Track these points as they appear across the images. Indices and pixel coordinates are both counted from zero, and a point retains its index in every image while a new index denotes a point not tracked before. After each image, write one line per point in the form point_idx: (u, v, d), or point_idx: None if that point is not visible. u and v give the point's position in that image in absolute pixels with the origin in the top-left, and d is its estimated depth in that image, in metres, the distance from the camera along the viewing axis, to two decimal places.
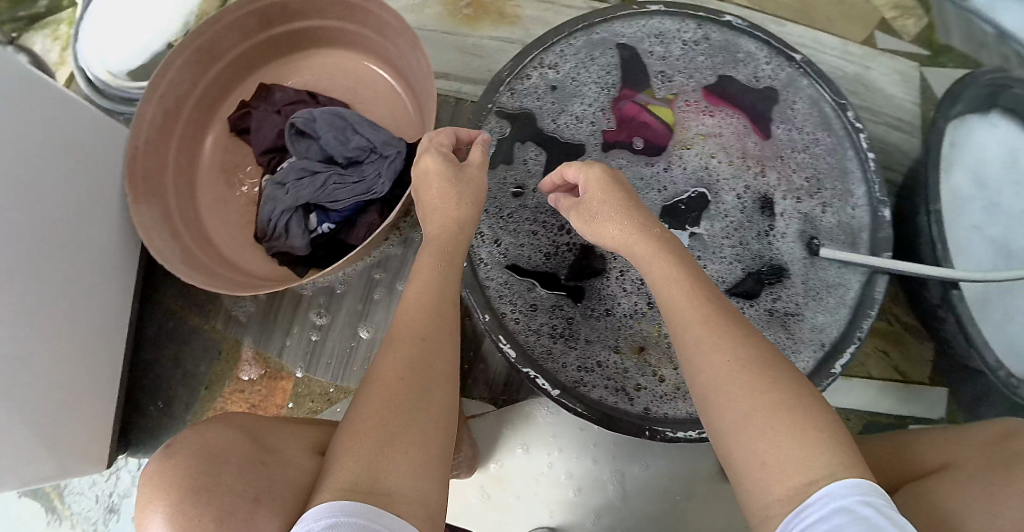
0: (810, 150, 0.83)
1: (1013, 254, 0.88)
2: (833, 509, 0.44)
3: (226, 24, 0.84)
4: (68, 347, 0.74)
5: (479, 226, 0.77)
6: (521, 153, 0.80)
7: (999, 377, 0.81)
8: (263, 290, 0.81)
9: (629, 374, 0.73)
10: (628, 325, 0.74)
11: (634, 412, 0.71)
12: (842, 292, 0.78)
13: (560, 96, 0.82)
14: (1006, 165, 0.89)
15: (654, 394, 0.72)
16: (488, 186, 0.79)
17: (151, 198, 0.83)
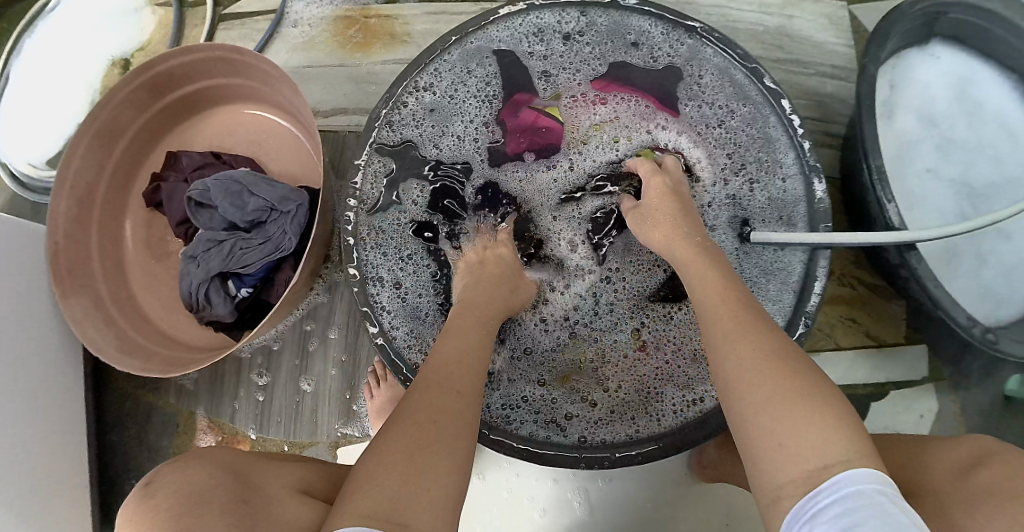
0: (727, 124, 0.79)
1: (977, 193, 0.80)
2: (846, 495, 0.44)
3: (118, 103, 0.84)
4: (26, 447, 0.77)
5: (376, 271, 0.77)
6: (406, 192, 0.80)
7: (973, 336, 0.72)
8: (195, 364, 0.81)
9: (557, 404, 0.73)
10: (551, 357, 0.76)
11: (565, 442, 0.70)
12: (785, 276, 0.74)
13: (439, 119, 0.81)
14: (953, 98, 0.83)
15: (589, 421, 0.72)
16: (384, 228, 0.78)
17: (80, 288, 0.83)
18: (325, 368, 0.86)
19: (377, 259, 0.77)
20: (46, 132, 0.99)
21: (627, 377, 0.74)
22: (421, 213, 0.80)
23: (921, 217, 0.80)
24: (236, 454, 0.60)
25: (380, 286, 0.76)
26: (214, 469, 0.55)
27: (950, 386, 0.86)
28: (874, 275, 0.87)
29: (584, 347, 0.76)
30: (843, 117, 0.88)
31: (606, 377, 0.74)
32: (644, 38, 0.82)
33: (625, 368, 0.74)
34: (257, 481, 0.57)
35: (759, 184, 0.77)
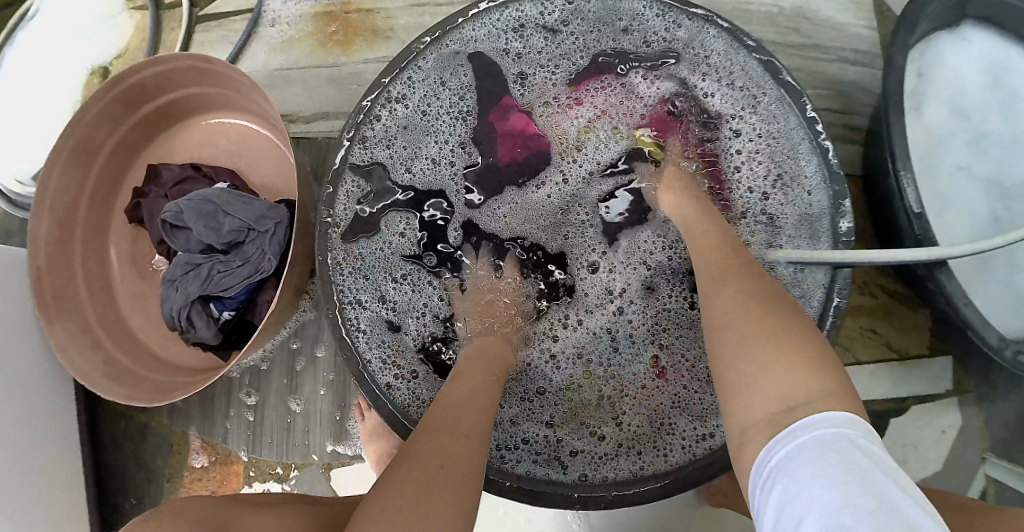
0: (755, 116, 0.73)
1: (1011, 193, 0.73)
2: (805, 439, 0.42)
3: (92, 119, 0.81)
4: (20, 480, 0.75)
5: (359, 293, 0.73)
6: (389, 223, 0.76)
7: (1005, 359, 0.66)
8: (181, 392, 0.78)
9: (560, 443, 0.69)
10: (563, 398, 0.72)
11: (567, 481, 0.66)
12: (807, 300, 0.68)
13: (411, 140, 0.76)
14: (989, 86, 0.75)
15: (593, 458, 0.68)
16: (371, 256, 0.74)
17: (66, 313, 0.81)
18: (315, 388, 0.83)
19: (353, 284, 0.72)
20: (32, 147, 0.96)
21: (639, 409, 0.70)
22: (403, 243, 0.76)
23: (950, 222, 0.73)
24: (213, 506, 0.57)
25: (351, 309, 0.72)
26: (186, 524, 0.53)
27: (975, 399, 0.80)
28: (898, 283, 0.80)
29: (591, 380, 0.72)
30: (865, 108, 0.80)
31: (619, 413, 0.71)
32: (636, 23, 0.76)
33: (637, 400, 0.71)
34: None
35: (775, 195, 0.73)
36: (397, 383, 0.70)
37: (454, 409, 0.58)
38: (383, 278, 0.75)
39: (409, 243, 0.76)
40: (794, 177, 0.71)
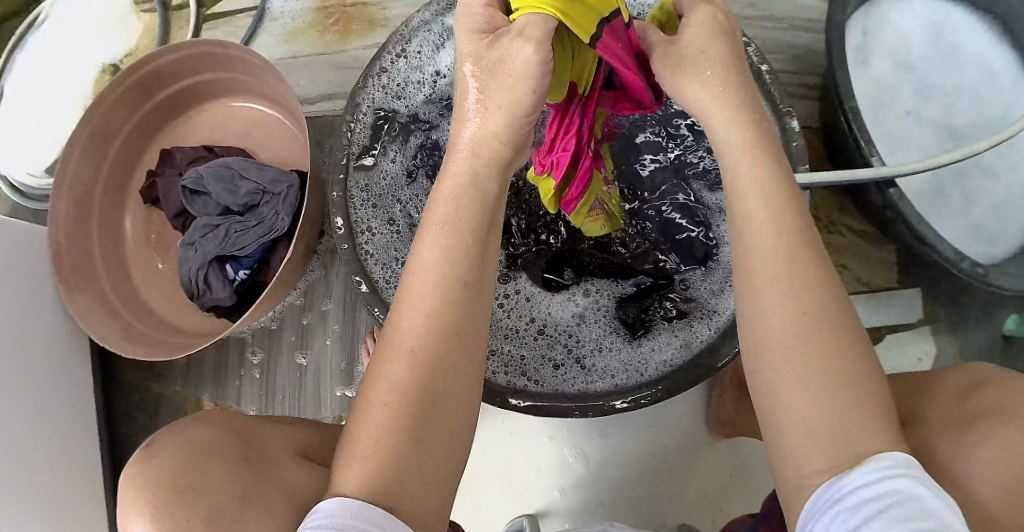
0: None
1: (959, 134, 0.81)
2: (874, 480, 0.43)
3: (110, 104, 0.86)
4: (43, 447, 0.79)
5: (369, 221, 0.79)
6: (384, 161, 0.82)
7: (963, 269, 0.72)
8: (196, 347, 0.83)
9: (538, 356, 0.73)
10: (535, 314, 0.75)
11: (532, 391, 0.70)
12: None
13: (410, 88, 0.84)
14: (928, 44, 0.85)
15: (563, 374, 0.72)
16: (381, 190, 0.81)
17: (83, 287, 0.84)
18: (323, 342, 0.88)
19: (365, 217, 0.79)
20: (42, 145, 0.99)
21: (613, 339, 0.73)
22: (400, 179, 0.82)
23: (903, 157, 0.81)
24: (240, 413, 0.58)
25: (365, 238, 0.78)
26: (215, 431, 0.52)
27: (947, 328, 0.86)
28: (864, 223, 0.88)
29: (575, 311, 0.75)
30: (818, 69, 0.89)
31: (593, 329, 0.74)
32: None
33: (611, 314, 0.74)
34: (259, 441, 0.54)
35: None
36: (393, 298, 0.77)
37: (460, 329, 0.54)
38: (391, 204, 0.81)
39: (403, 195, 0.82)
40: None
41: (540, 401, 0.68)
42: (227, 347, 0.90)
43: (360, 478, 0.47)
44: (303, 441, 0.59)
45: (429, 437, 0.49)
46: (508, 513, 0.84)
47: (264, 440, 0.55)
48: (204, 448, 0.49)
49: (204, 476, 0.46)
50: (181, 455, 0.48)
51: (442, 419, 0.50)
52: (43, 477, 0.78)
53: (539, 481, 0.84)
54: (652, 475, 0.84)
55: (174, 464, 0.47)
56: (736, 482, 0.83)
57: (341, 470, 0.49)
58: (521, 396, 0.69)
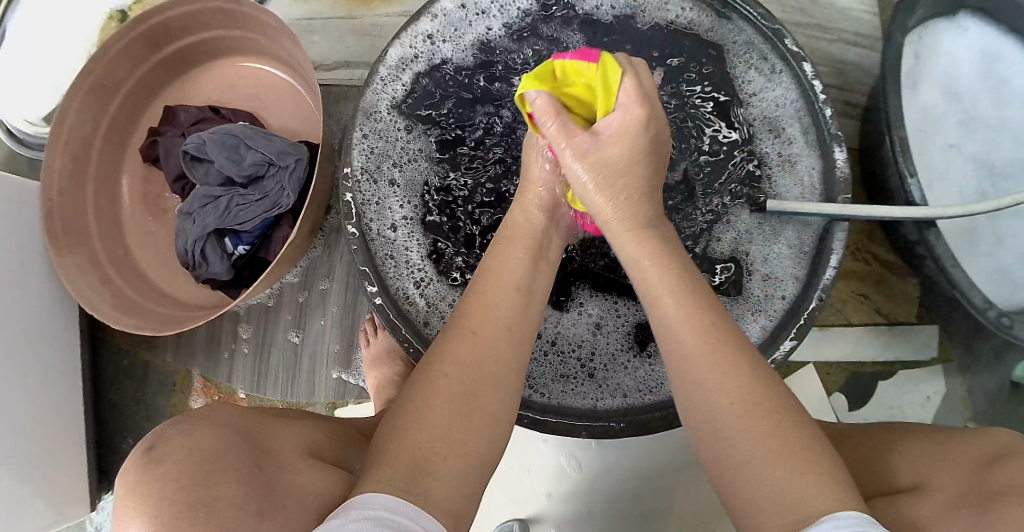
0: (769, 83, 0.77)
1: (998, 173, 0.78)
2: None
3: (114, 55, 0.81)
4: (22, 414, 0.76)
5: (383, 205, 0.76)
6: (410, 145, 0.78)
7: (988, 319, 0.72)
8: (189, 321, 0.79)
9: (545, 368, 0.71)
10: (542, 325, 0.73)
11: (534, 403, 0.68)
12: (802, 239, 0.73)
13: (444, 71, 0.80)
14: (979, 74, 0.80)
15: (568, 388, 0.70)
16: (402, 176, 0.78)
17: (74, 248, 0.80)
18: (320, 323, 0.85)
19: (377, 200, 0.76)
20: (40, 92, 0.94)
21: (619, 360, 0.71)
22: (418, 165, 0.78)
23: (943, 195, 0.78)
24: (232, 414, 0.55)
25: (374, 230, 0.74)
26: (224, 428, 0.46)
27: (958, 370, 0.84)
28: (889, 252, 0.85)
29: (580, 328, 0.73)
30: (863, 86, 0.85)
31: (602, 344, 0.72)
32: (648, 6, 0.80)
33: (622, 330, 0.73)
34: (269, 441, 0.49)
35: (769, 165, 0.77)
36: (399, 286, 0.73)
37: (476, 349, 0.52)
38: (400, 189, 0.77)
39: (406, 181, 0.77)
40: (800, 144, 0.75)
41: (544, 415, 0.66)
42: (220, 321, 0.87)
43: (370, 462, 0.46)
44: (315, 440, 0.54)
45: (439, 416, 0.48)
46: (496, 516, 0.82)
47: (274, 441, 0.49)
48: (217, 451, 0.43)
49: (217, 491, 0.41)
50: (189, 460, 0.42)
51: (451, 409, 0.49)
52: (24, 443, 0.76)
53: (533, 488, 0.82)
54: (646, 492, 0.82)
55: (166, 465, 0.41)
56: (728, 506, 0.82)
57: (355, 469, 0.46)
58: (524, 409, 0.66)
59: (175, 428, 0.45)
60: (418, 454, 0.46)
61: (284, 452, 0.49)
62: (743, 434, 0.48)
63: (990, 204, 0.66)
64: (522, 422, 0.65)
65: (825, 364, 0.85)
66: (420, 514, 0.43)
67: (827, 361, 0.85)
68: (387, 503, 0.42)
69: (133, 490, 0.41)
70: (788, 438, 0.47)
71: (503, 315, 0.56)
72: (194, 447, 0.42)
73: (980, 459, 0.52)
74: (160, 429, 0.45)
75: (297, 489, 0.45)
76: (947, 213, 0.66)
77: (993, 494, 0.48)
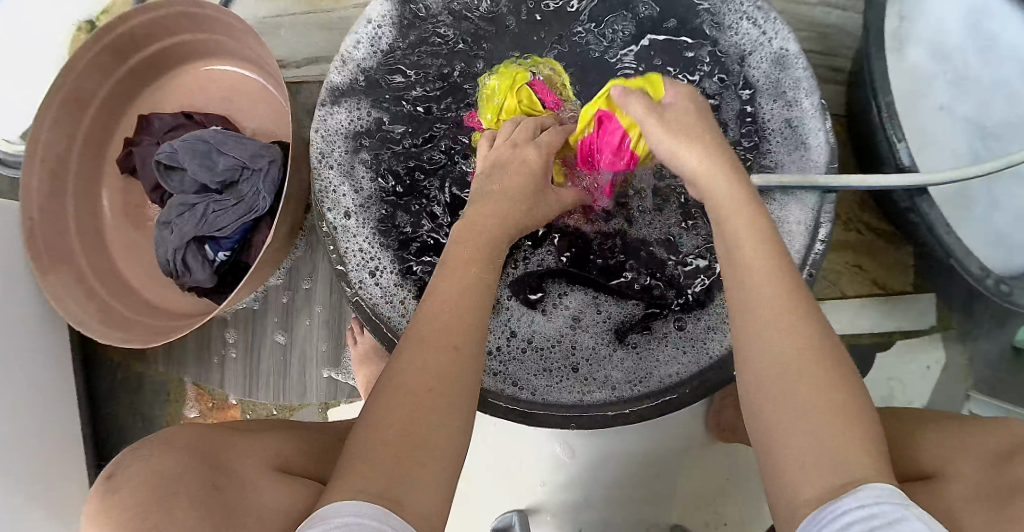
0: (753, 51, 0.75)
1: (990, 134, 0.76)
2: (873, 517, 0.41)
3: (82, 68, 0.80)
4: (21, 434, 0.76)
5: (357, 204, 0.75)
6: (386, 135, 0.78)
7: (987, 287, 0.70)
8: (175, 331, 0.79)
9: (530, 362, 0.70)
10: (525, 318, 0.72)
11: (522, 399, 0.67)
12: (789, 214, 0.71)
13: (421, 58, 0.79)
14: (968, 31, 0.77)
15: (553, 381, 0.69)
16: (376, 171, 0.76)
17: (59, 265, 0.80)
18: (307, 323, 0.85)
19: (343, 186, 0.75)
20: (15, 109, 0.93)
21: (602, 355, 0.70)
22: (393, 158, 0.77)
23: (933, 159, 0.76)
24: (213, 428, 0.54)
25: (342, 219, 0.74)
26: (183, 454, 0.48)
27: (959, 337, 0.82)
28: (881, 220, 0.83)
29: (561, 326, 0.71)
30: (848, 51, 0.83)
31: (588, 333, 0.71)
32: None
33: (607, 319, 0.71)
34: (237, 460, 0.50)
35: (770, 134, 0.74)
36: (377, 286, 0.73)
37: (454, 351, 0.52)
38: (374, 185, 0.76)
39: (376, 169, 0.77)
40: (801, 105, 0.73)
41: (532, 408, 0.67)
42: (209, 329, 0.86)
43: (351, 473, 0.45)
44: (282, 455, 0.55)
45: (413, 419, 0.48)
46: (494, 508, 0.82)
47: (238, 461, 0.50)
48: (172, 478, 0.45)
49: (173, 516, 0.42)
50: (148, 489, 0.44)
51: (424, 412, 0.49)
52: (25, 462, 0.77)
53: (529, 478, 0.82)
54: (644, 477, 0.81)
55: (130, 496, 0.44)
56: (728, 486, 0.82)
57: (336, 480, 0.45)
58: (511, 403, 0.67)
59: (140, 455, 0.47)
60: (397, 462, 0.46)
61: (245, 470, 0.50)
62: (810, 388, 0.47)
63: (985, 167, 0.64)
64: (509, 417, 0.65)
65: None
66: (393, 517, 0.43)
67: None
68: (356, 508, 0.42)
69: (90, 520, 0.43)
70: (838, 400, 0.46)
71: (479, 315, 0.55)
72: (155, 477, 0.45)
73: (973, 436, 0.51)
74: (121, 456, 0.48)
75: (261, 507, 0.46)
76: (938, 179, 0.64)
77: None
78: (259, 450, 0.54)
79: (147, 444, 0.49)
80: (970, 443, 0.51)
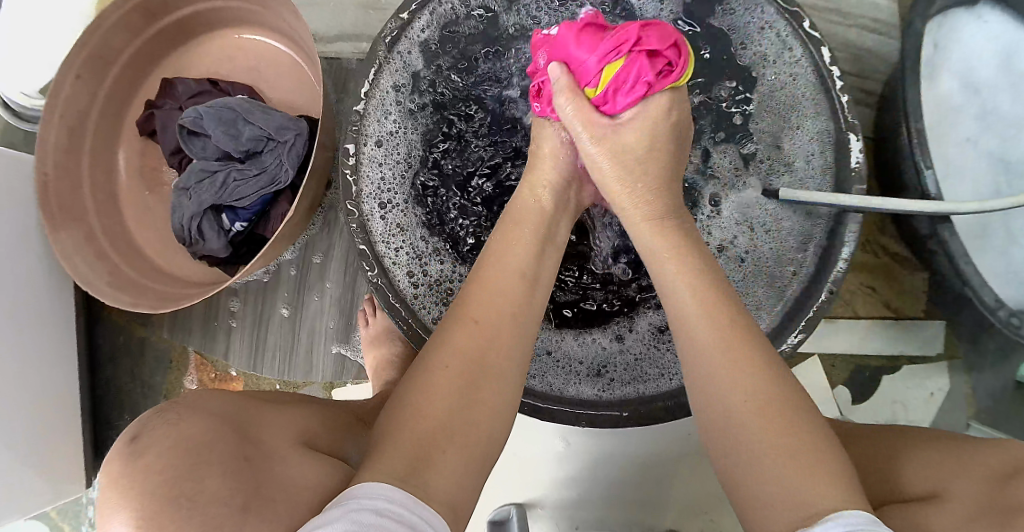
0: (781, 69, 0.75)
1: (1014, 169, 0.76)
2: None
3: (111, 26, 0.79)
4: (20, 390, 0.75)
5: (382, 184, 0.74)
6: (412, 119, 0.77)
7: (999, 319, 0.71)
8: (186, 298, 0.78)
9: (548, 351, 0.71)
10: (548, 310, 0.73)
11: (537, 391, 0.68)
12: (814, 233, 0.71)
13: (450, 44, 0.78)
14: (1001, 65, 0.78)
15: (569, 376, 0.70)
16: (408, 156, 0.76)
17: (71, 223, 0.79)
18: (318, 302, 0.84)
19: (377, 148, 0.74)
20: (35, 60, 0.91)
21: (631, 363, 0.71)
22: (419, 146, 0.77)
23: (954, 189, 0.77)
24: (237, 394, 0.54)
25: (369, 166, 0.73)
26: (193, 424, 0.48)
27: (964, 367, 0.83)
28: (899, 244, 0.84)
29: (589, 342, 0.72)
30: (880, 74, 0.83)
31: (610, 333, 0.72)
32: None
33: (628, 321, 0.72)
34: (260, 429, 0.49)
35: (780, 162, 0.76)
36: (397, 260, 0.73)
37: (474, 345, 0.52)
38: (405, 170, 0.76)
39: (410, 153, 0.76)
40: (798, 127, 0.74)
41: (547, 403, 0.66)
42: (216, 299, 0.86)
43: (369, 457, 0.45)
44: (306, 429, 0.54)
45: (433, 409, 0.48)
46: (492, 500, 0.82)
47: (265, 432, 0.49)
48: (204, 440, 0.43)
49: (202, 486, 0.40)
50: (173, 449, 0.43)
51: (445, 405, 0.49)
52: (22, 419, 0.75)
53: (532, 473, 0.82)
54: (644, 480, 0.81)
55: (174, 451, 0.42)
56: (726, 497, 0.82)
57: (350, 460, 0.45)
58: (527, 396, 0.66)
59: (161, 419, 0.45)
60: (415, 446, 0.46)
61: (273, 443, 0.49)
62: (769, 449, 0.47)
63: (1001, 202, 0.65)
64: (526, 409, 0.66)
65: (829, 357, 0.84)
66: (420, 505, 0.42)
67: (831, 354, 0.84)
68: (387, 493, 0.41)
69: (114, 477, 0.42)
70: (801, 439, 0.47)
71: (504, 314, 0.55)
72: (183, 437, 0.43)
73: (988, 464, 0.52)
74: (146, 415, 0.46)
75: (287, 483, 0.45)
76: (958, 209, 0.65)
77: (1013, 507, 0.47)
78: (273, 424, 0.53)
79: (174, 400, 0.48)
80: (981, 471, 0.52)
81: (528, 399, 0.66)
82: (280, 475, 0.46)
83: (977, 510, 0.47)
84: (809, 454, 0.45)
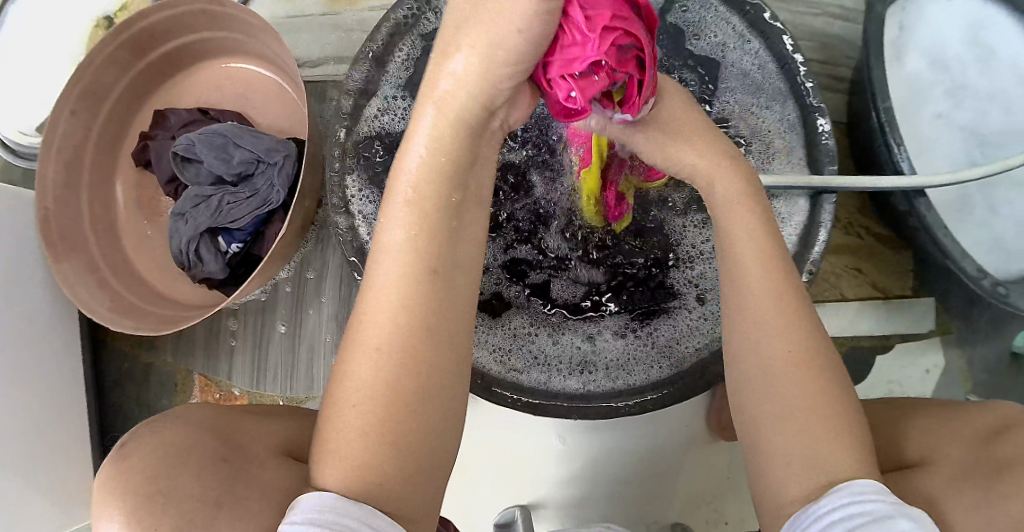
0: (739, 53, 0.76)
1: (987, 143, 0.78)
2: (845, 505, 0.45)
3: (102, 62, 0.82)
4: (27, 421, 0.77)
5: (368, 194, 0.75)
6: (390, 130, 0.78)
7: (983, 288, 0.72)
8: (185, 320, 0.80)
9: (534, 342, 0.72)
10: (533, 303, 0.74)
11: (526, 386, 0.69)
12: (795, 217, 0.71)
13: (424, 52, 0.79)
14: (966, 43, 0.79)
15: (558, 368, 0.71)
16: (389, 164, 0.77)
17: (72, 254, 0.81)
18: (316, 317, 0.86)
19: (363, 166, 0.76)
20: (31, 100, 0.94)
21: (616, 357, 0.71)
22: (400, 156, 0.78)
23: (931, 165, 0.78)
24: (226, 409, 0.55)
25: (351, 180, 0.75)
26: (195, 433, 0.49)
27: (957, 341, 0.84)
28: (881, 224, 0.85)
29: (567, 343, 0.72)
30: (850, 60, 0.85)
31: (596, 323, 0.73)
32: None
33: (612, 309, 0.74)
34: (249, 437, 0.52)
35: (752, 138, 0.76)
36: None
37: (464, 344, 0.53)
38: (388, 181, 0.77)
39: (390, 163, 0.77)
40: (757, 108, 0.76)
41: (538, 398, 0.68)
42: (217, 320, 0.88)
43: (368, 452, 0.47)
44: (291, 441, 0.56)
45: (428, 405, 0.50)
46: (498, 502, 0.83)
47: (252, 440, 0.53)
48: (185, 446, 0.47)
49: (178, 483, 0.44)
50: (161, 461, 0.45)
51: (441, 401, 0.50)
52: (33, 448, 0.77)
53: (535, 473, 0.83)
54: (647, 473, 0.82)
55: (162, 465, 0.45)
56: (729, 484, 0.83)
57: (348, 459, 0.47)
58: (517, 391, 0.68)
59: (151, 430, 0.49)
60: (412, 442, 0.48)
61: (259, 448, 0.52)
62: (802, 425, 0.50)
63: (976, 172, 0.67)
64: (517, 404, 0.67)
65: None
66: (381, 518, 0.46)
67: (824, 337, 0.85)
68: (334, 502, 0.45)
69: (108, 486, 0.44)
70: (835, 415, 0.50)
71: None
72: (166, 442, 0.46)
73: (976, 431, 0.53)
74: (137, 430, 0.49)
75: (269, 482, 0.48)
76: (933, 183, 0.67)
77: (1000, 468, 0.48)
78: (271, 434, 0.55)
79: (168, 416, 0.51)
80: (967, 435, 0.53)
81: (516, 393, 0.68)
82: (267, 479, 0.48)
83: (965, 475, 0.49)
84: (835, 429, 0.49)
